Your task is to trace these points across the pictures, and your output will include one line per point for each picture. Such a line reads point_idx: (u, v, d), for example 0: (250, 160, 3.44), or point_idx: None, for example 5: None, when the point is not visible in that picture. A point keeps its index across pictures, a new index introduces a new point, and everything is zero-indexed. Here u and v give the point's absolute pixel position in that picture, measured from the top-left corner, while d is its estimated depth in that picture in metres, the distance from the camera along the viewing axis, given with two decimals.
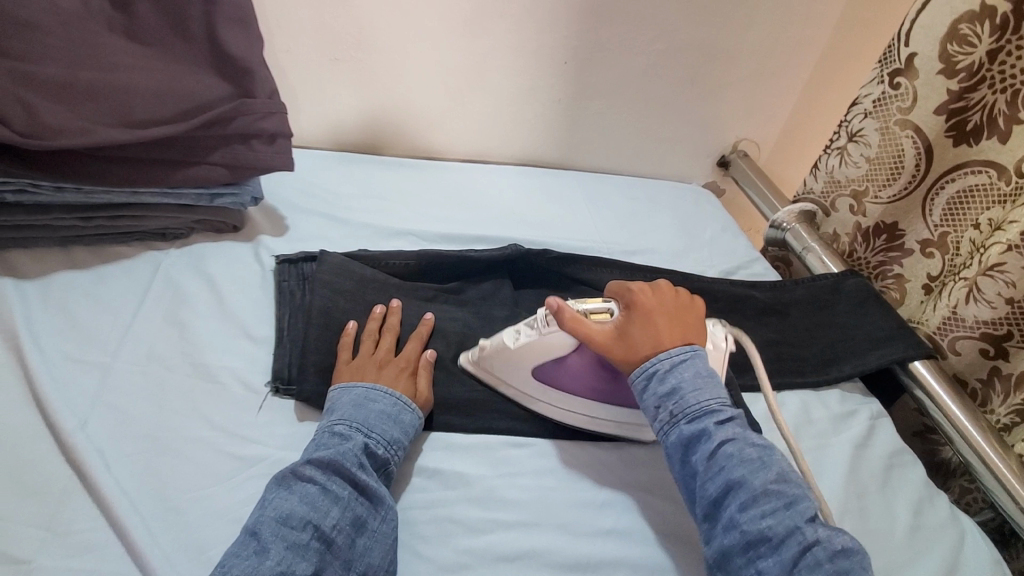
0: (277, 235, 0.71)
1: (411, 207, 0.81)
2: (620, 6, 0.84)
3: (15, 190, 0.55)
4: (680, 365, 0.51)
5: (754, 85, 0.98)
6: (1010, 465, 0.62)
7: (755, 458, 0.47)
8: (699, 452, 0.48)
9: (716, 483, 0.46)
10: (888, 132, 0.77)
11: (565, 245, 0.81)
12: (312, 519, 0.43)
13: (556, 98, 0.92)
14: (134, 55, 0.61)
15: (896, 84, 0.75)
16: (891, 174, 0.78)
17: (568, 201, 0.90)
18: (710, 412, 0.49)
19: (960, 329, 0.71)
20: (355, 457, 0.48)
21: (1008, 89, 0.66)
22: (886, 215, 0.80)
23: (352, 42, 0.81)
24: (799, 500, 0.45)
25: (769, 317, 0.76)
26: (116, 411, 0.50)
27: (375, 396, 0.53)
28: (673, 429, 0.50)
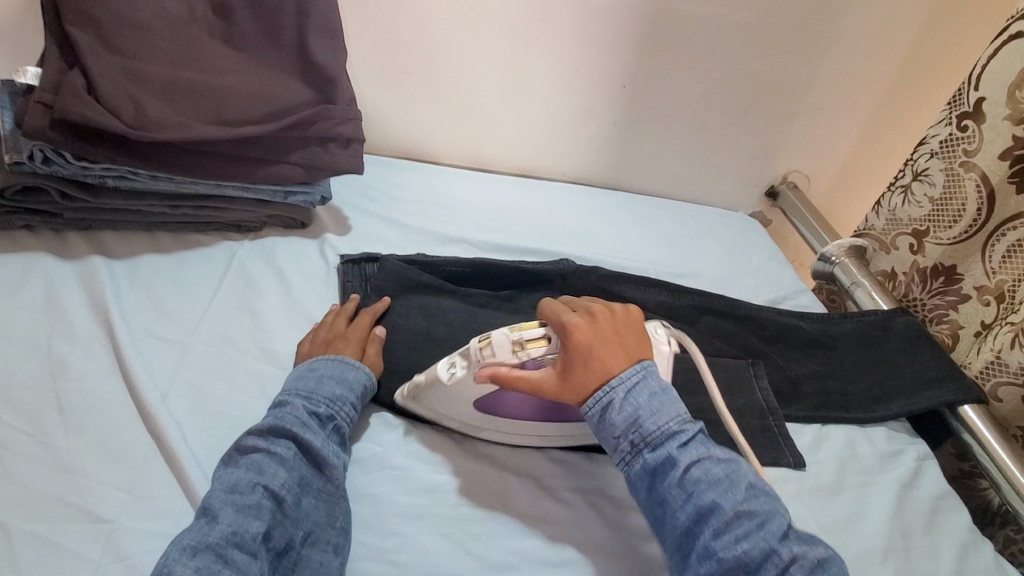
0: (341, 234, 0.75)
1: (466, 216, 0.84)
2: (681, 35, 0.86)
3: (116, 176, 0.61)
4: (634, 389, 0.50)
5: (809, 118, 0.98)
6: None
7: (722, 477, 0.46)
8: (666, 481, 0.47)
9: (687, 510, 0.46)
10: (952, 174, 0.77)
11: (613, 263, 0.82)
12: (260, 481, 0.44)
13: (611, 120, 0.94)
14: (230, 61, 0.66)
15: (963, 127, 0.75)
16: (953, 218, 0.78)
17: (616, 221, 0.92)
18: (672, 436, 0.48)
19: (1004, 374, 0.71)
20: (295, 420, 0.49)
21: None
22: (945, 257, 0.80)
23: (422, 57, 0.85)
24: (770, 518, 0.44)
25: (816, 349, 0.76)
26: (191, 387, 0.53)
27: (314, 365, 0.55)
28: (636, 459, 0.48)
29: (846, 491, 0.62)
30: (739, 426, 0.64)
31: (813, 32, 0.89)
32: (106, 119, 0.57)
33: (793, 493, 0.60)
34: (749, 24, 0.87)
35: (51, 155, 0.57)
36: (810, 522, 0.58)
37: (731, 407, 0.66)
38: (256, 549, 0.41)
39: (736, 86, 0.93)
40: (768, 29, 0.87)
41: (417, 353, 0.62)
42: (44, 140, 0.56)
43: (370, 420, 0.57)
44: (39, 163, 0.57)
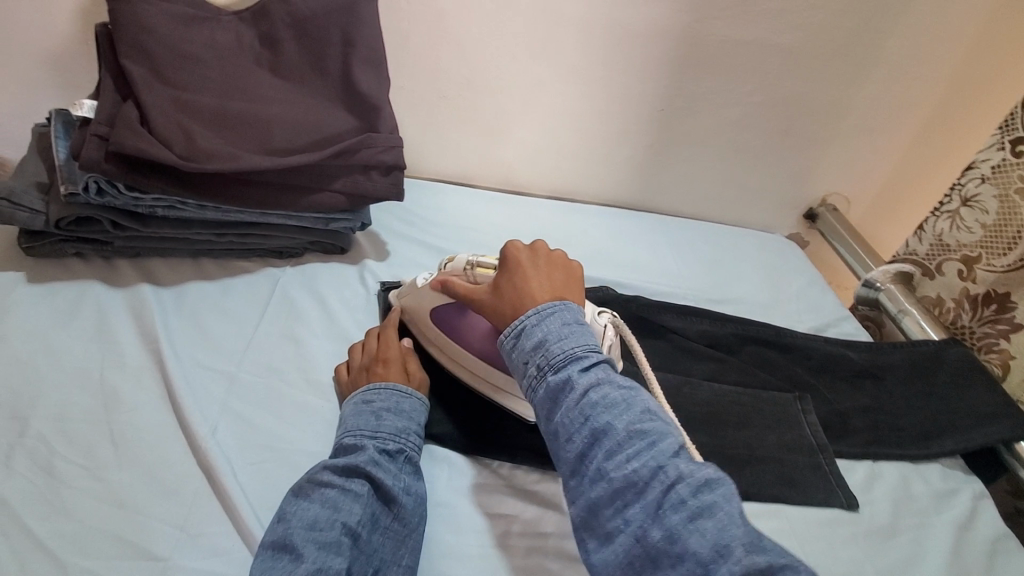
0: (380, 259, 0.75)
1: (501, 241, 0.84)
2: (720, 59, 0.86)
3: (166, 207, 0.62)
4: (547, 318, 0.49)
5: (849, 140, 0.96)
6: None
7: (619, 400, 0.44)
8: (565, 405, 0.44)
9: (583, 432, 0.43)
10: (1007, 200, 0.74)
11: (652, 290, 0.81)
12: (338, 518, 0.44)
13: (647, 143, 0.94)
14: (279, 92, 0.68)
15: (1017, 152, 0.73)
16: (1008, 244, 0.74)
17: (653, 244, 0.91)
18: (577, 360, 0.46)
19: None
20: (367, 456, 0.48)
21: None
22: (997, 285, 0.76)
23: (461, 83, 0.86)
24: (661, 437, 0.42)
25: (863, 381, 0.73)
26: (239, 419, 0.53)
27: (370, 395, 0.54)
28: (542, 384, 0.46)
29: (902, 534, 0.59)
30: (788, 463, 0.62)
31: (857, 55, 0.87)
32: (159, 150, 0.58)
33: (846, 536, 0.58)
34: (791, 47, 0.85)
35: (105, 186, 0.58)
36: (866, 566, 0.56)
37: (779, 442, 0.64)
38: None
39: (777, 108, 0.92)
40: (811, 51, 0.86)
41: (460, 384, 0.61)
42: (99, 172, 0.57)
43: None
44: (93, 194, 0.58)
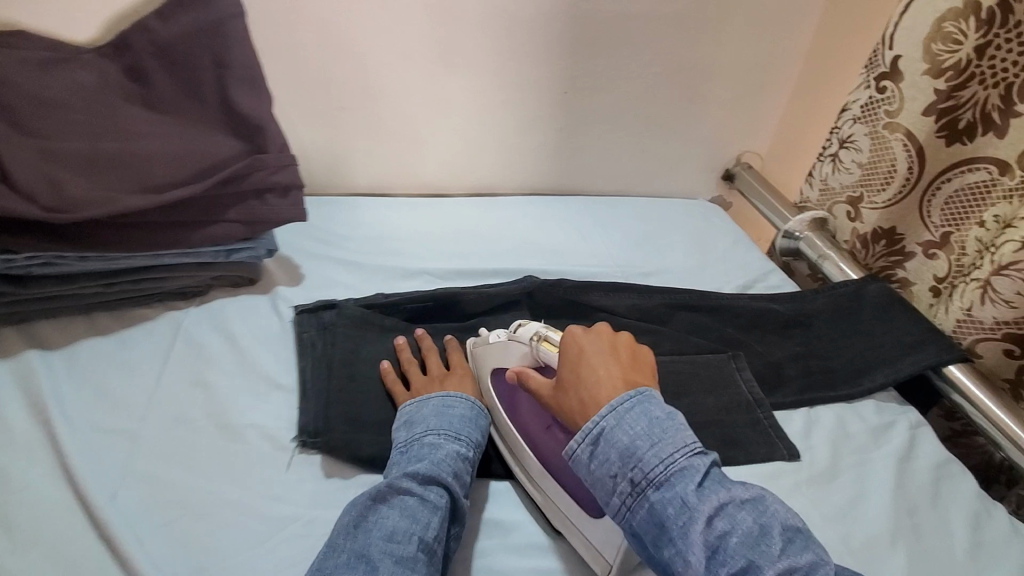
0: (293, 284, 0.71)
1: (423, 246, 0.81)
2: (613, 33, 0.85)
3: (41, 263, 0.57)
4: (628, 419, 0.46)
5: (753, 98, 0.98)
6: None
7: (750, 525, 0.40)
8: (682, 533, 0.41)
9: (717, 571, 0.39)
10: (877, 136, 0.77)
11: (580, 272, 0.80)
12: (416, 531, 0.45)
13: (558, 126, 0.93)
14: (156, 125, 0.64)
15: (882, 88, 0.75)
16: (884, 181, 0.77)
17: (578, 227, 0.90)
18: (681, 474, 0.43)
19: (979, 331, 0.69)
20: (448, 467, 0.50)
21: (1001, 83, 0.65)
22: (882, 221, 0.79)
23: (355, 90, 0.83)
24: (814, 568, 0.38)
25: (793, 330, 0.75)
26: (147, 478, 0.50)
27: (451, 403, 0.56)
28: (645, 503, 0.43)
29: (842, 474, 0.60)
30: (726, 424, 0.63)
31: (745, 14, 0.89)
32: (20, 206, 0.53)
33: (791, 486, 0.58)
34: (678, 14, 0.86)
35: None
36: (812, 513, 0.56)
37: (717, 405, 0.64)
38: None
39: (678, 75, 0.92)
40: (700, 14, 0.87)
41: (392, 398, 0.59)
42: None
43: (339, 482, 0.53)
44: None
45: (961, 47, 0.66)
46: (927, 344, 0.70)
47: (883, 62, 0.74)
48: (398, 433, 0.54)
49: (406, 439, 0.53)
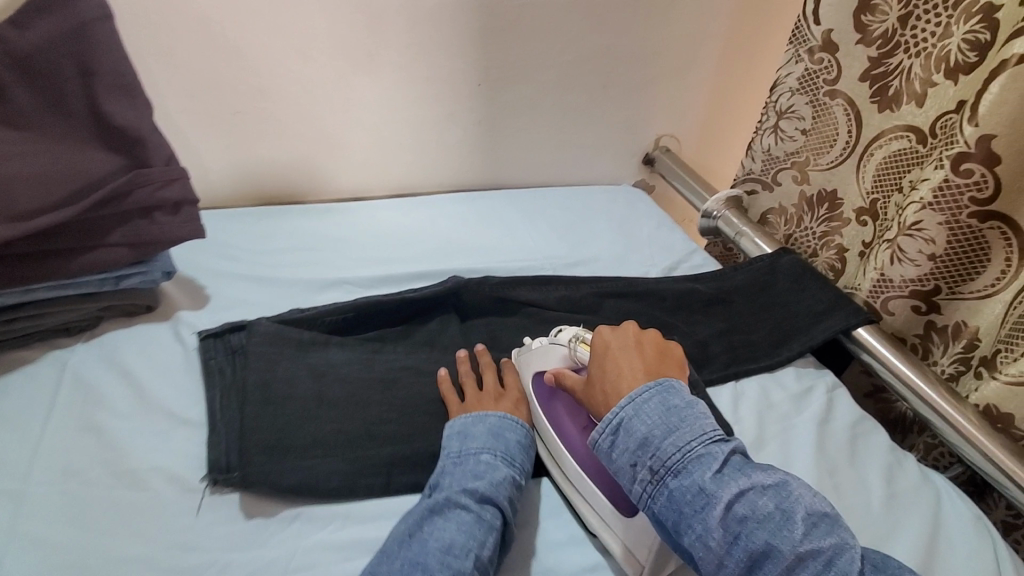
0: (197, 307, 0.66)
1: (340, 254, 0.77)
2: (522, 24, 0.84)
3: None
4: (644, 410, 0.47)
5: (669, 82, 0.99)
6: (970, 417, 0.62)
7: (770, 510, 0.41)
8: (702, 520, 0.42)
9: (737, 554, 0.40)
10: (819, 103, 0.76)
11: (508, 267, 0.79)
12: (473, 547, 0.45)
13: (475, 120, 0.91)
14: (15, 142, 0.55)
15: (818, 59, 0.74)
16: (827, 144, 0.76)
17: (504, 222, 0.89)
18: (700, 461, 0.44)
19: (892, 290, 0.70)
20: (505, 489, 0.50)
21: (922, 53, 0.65)
22: (825, 183, 0.78)
23: (252, 93, 0.78)
24: (835, 553, 0.39)
25: (715, 307, 0.77)
26: (35, 544, 0.45)
27: (508, 425, 0.56)
28: (664, 491, 0.44)
29: (769, 443, 0.63)
30: None
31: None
32: None
33: None
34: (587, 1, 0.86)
35: None
36: None
37: None
38: None
39: (590, 64, 0.92)
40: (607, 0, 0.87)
41: (313, 420, 0.55)
42: None
43: (258, 519, 0.49)
44: None
45: (887, 16, 0.67)
46: (843, 307, 0.73)
47: (814, 36, 0.74)
48: (452, 445, 0.54)
49: (460, 454, 0.53)
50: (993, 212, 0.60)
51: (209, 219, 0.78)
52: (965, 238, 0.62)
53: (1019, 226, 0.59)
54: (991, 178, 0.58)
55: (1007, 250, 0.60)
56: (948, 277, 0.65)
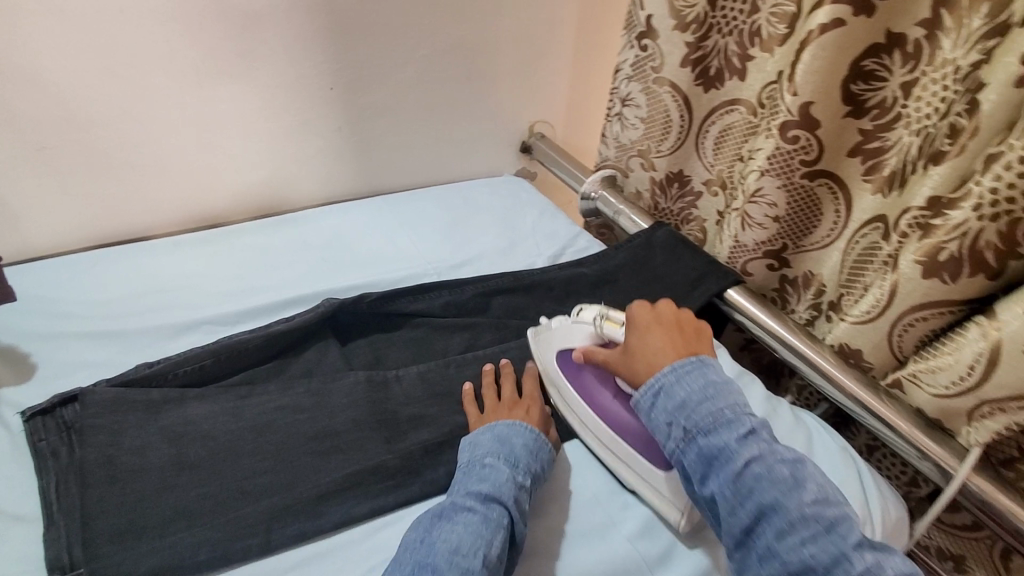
0: (24, 380, 0.57)
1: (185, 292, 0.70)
2: (367, 23, 0.80)
3: None
4: (687, 377, 0.51)
5: (531, 67, 0.99)
6: (829, 359, 0.64)
7: (786, 477, 0.45)
8: (723, 472, 0.46)
9: (747, 508, 0.45)
10: (649, 92, 0.79)
11: (388, 279, 0.76)
12: (480, 547, 0.45)
13: (334, 126, 0.86)
14: None
15: (644, 47, 0.77)
16: (664, 130, 0.80)
17: (383, 231, 0.85)
18: (729, 426, 0.48)
19: (746, 253, 0.74)
20: (510, 488, 0.50)
21: (734, 32, 0.71)
22: (671, 165, 0.83)
23: (61, 122, 0.68)
24: (838, 522, 0.44)
25: (601, 290, 0.78)
26: None
27: (511, 431, 0.56)
28: (692, 446, 0.49)
29: None
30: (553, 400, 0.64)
31: None
32: None
33: None
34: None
35: None
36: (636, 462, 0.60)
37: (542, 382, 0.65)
38: None
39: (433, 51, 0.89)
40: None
41: (169, 488, 0.49)
42: None
43: None
44: None
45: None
46: (711, 275, 0.75)
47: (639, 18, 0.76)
48: (461, 455, 0.55)
49: (468, 462, 0.53)
50: (820, 170, 0.65)
51: (29, 274, 0.68)
52: (800, 196, 0.67)
53: (841, 179, 0.64)
54: (813, 139, 0.62)
55: (834, 204, 0.66)
56: (791, 234, 0.70)
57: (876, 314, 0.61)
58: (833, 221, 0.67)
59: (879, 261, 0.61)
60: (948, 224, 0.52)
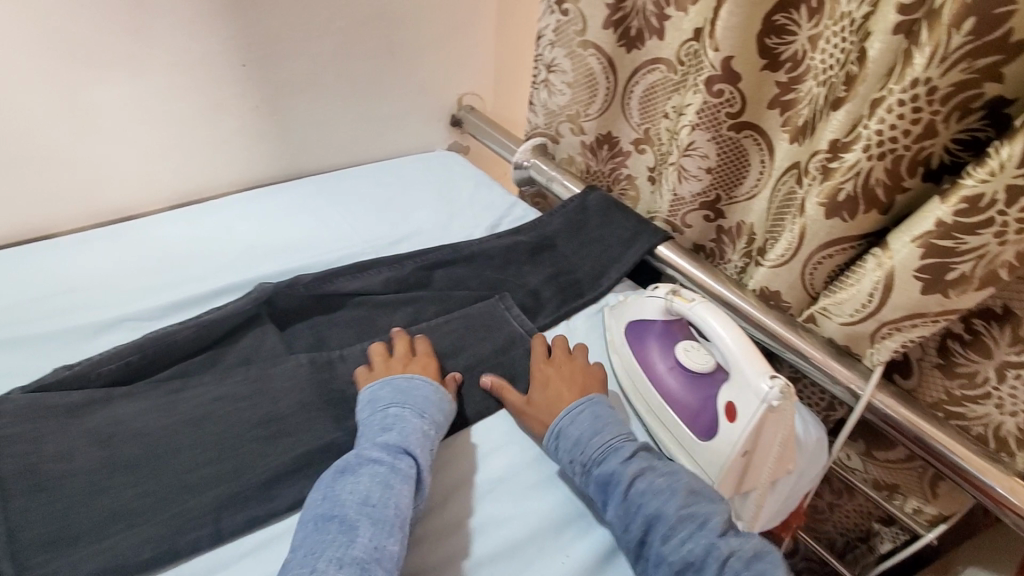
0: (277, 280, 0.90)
1: (375, 239, 1.05)
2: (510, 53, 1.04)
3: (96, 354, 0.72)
4: (576, 417, 0.73)
5: None
6: (828, 354, 0.85)
7: (663, 485, 0.65)
8: (616, 493, 0.65)
9: (641, 523, 0.63)
10: (725, 130, 0.93)
11: (496, 247, 1.04)
12: (397, 459, 0.64)
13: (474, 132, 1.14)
14: None
15: (721, 92, 0.89)
16: (739, 149, 0.95)
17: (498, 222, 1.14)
18: (616, 455, 0.68)
19: (779, 256, 0.89)
20: (411, 428, 0.68)
21: (806, 66, 0.84)
22: (741, 172, 0.98)
23: None
24: (707, 517, 0.62)
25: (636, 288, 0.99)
26: (192, 430, 0.68)
27: (416, 383, 0.75)
28: (591, 473, 0.68)
29: None
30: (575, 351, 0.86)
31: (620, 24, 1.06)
32: None
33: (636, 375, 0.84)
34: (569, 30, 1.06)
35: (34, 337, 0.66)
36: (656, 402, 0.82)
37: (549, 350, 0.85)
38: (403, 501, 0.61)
39: (558, 79, 1.13)
40: (566, 32, 1.07)
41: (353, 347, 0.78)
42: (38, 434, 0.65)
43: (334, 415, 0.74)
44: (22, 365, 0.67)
45: (796, 34, 0.83)
46: (730, 285, 0.96)
47: (714, 64, 0.87)
48: (362, 412, 0.72)
49: (402, 392, 0.73)
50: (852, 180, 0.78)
51: (281, 223, 1.05)
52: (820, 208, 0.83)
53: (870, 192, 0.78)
54: (848, 182, 0.74)
55: None
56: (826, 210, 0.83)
57: (876, 302, 0.76)
58: (844, 249, 0.80)
59: (870, 283, 0.76)
60: (966, 248, 0.66)
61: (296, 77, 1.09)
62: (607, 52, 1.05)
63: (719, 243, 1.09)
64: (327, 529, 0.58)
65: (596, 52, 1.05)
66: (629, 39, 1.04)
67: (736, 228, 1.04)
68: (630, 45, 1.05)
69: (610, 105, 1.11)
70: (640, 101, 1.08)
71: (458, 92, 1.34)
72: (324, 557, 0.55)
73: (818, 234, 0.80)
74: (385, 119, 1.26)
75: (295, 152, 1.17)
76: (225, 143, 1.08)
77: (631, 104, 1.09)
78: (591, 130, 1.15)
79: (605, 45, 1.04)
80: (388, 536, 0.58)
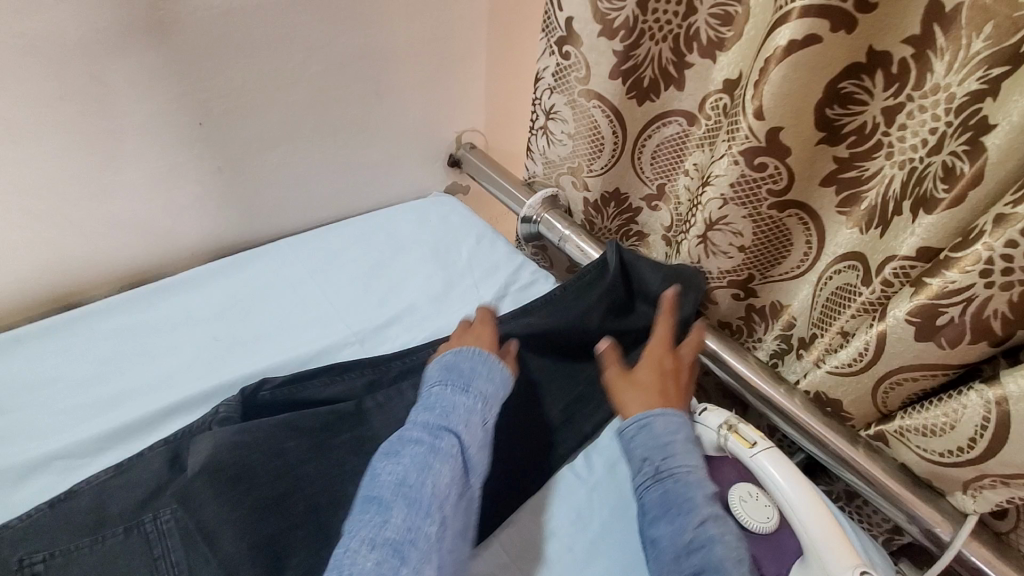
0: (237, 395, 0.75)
1: (358, 321, 0.90)
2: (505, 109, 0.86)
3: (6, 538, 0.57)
4: (673, 423, 0.69)
5: None
6: (902, 492, 0.70)
7: (731, 544, 0.59)
8: (680, 515, 0.61)
9: (692, 563, 0.57)
10: (765, 207, 0.75)
11: None
12: (440, 440, 0.63)
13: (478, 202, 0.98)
14: None
15: (765, 166, 0.71)
16: (782, 229, 0.78)
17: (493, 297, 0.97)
18: (697, 480, 0.64)
19: (843, 363, 0.73)
20: (461, 405, 0.67)
21: (876, 142, 0.66)
22: (783, 253, 0.80)
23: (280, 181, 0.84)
24: None
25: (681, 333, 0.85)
26: None
27: (468, 356, 0.73)
28: (657, 483, 0.64)
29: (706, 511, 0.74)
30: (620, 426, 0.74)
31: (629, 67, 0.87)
32: None
33: None
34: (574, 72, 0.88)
35: None
36: None
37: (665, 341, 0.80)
38: (444, 484, 0.60)
39: (558, 128, 0.95)
40: (566, 78, 0.89)
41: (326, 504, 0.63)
42: None
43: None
44: None
45: (866, 104, 0.65)
46: (778, 387, 0.80)
47: (756, 134, 0.69)
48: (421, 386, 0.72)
49: (449, 368, 0.72)
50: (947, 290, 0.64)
51: (251, 303, 0.90)
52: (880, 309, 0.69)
53: None
54: (954, 307, 0.59)
55: None
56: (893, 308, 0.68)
57: (981, 446, 0.62)
58: (934, 375, 0.65)
59: (974, 423, 0.62)
60: None
61: (265, 133, 0.93)
62: (613, 104, 0.87)
63: (748, 320, 0.90)
64: (366, 508, 0.58)
65: (601, 103, 0.88)
66: (641, 91, 0.86)
67: (768, 308, 0.87)
68: (642, 98, 0.87)
69: (619, 159, 0.93)
70: (652, 158, 0.92)
71: (454, 129, 1.17)
72: (358, 536, 0.55)
73: (904, 354, 0.65)
74: (373, 167, 1.10)
75: (268, 212, 1.02)
76: (182, 212, 0.93)
77: (645, 159, 0.93)
78: (597, 186, 0.98)
79: (611, 96, 0.86)
80: (423, 518, 0.57)
